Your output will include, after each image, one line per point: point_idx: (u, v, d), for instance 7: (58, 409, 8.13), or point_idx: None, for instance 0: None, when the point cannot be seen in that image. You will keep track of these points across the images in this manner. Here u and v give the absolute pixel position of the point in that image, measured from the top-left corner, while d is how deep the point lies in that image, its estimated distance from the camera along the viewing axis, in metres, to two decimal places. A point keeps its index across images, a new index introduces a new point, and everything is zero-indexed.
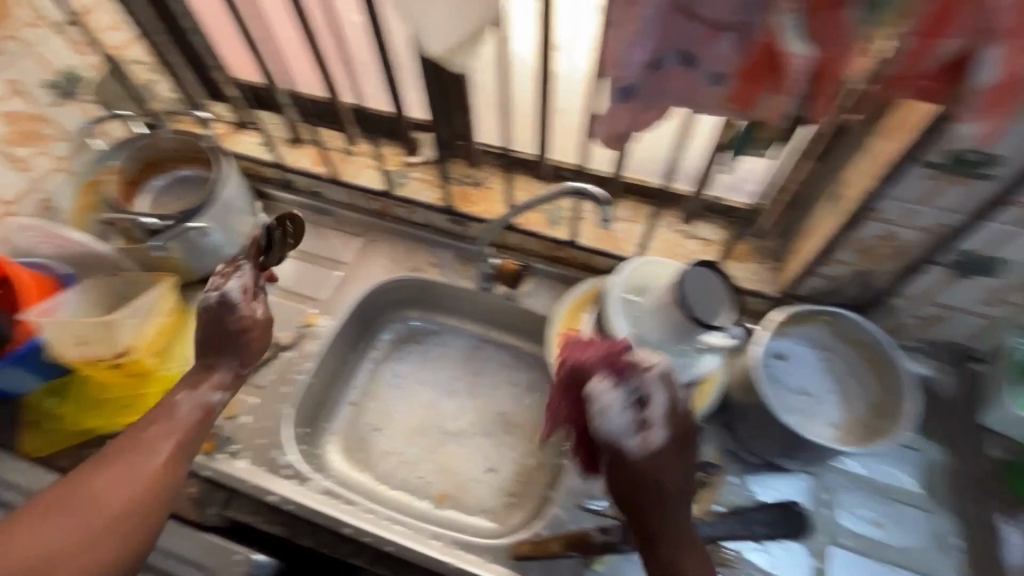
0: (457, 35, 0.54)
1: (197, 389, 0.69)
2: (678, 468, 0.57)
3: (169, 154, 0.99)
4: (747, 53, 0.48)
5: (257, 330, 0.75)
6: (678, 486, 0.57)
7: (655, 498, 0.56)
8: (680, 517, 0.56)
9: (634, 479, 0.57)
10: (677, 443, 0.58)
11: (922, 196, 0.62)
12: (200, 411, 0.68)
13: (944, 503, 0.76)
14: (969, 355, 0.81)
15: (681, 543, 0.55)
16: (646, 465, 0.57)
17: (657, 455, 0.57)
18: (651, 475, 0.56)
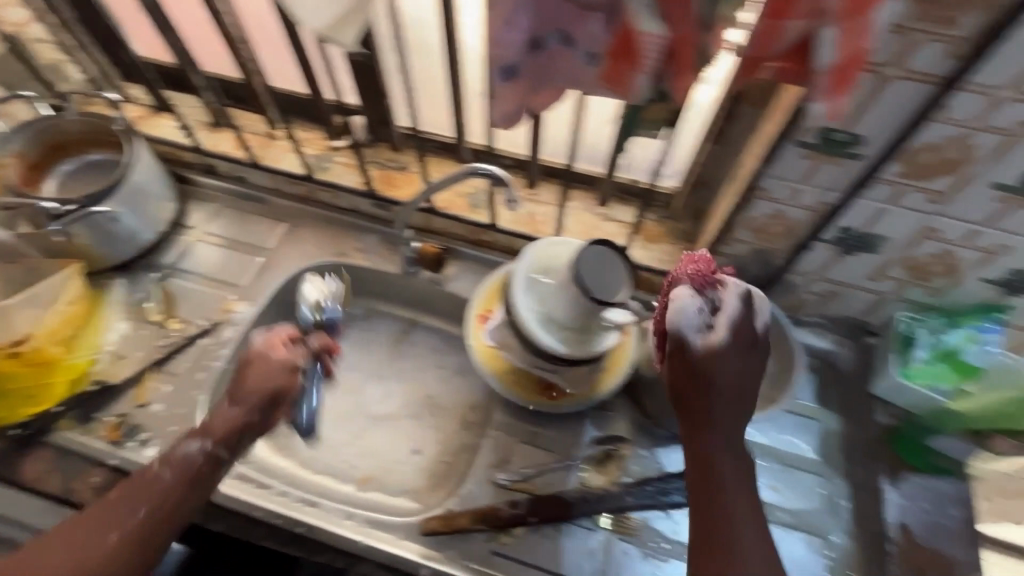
0: (337, 14, 0.53)
1: (176, 444, 0.68)
2: (740, 375, 0.57)
3: (75, 137, 0.96)
4: (615, 32, 0.50)
5: (279, 376, 0.72)
6: (732, 392, 0.56)
7: (711, 397, 0.56)
8: (731, 420, 0.57)
9: (695, 381, 0.56)
10: (739, 349, 0.57)
11: (802, 174, 0.65)
12: (176, 468, 0.66)
13: (837, 467, 0.80)
14: (866, 329, 0.86)
15: (730, 445, 0.56)
16: (708, 368, 0.56)
17: (722, 356, 0.56)
18: (710, 379, 0.56)
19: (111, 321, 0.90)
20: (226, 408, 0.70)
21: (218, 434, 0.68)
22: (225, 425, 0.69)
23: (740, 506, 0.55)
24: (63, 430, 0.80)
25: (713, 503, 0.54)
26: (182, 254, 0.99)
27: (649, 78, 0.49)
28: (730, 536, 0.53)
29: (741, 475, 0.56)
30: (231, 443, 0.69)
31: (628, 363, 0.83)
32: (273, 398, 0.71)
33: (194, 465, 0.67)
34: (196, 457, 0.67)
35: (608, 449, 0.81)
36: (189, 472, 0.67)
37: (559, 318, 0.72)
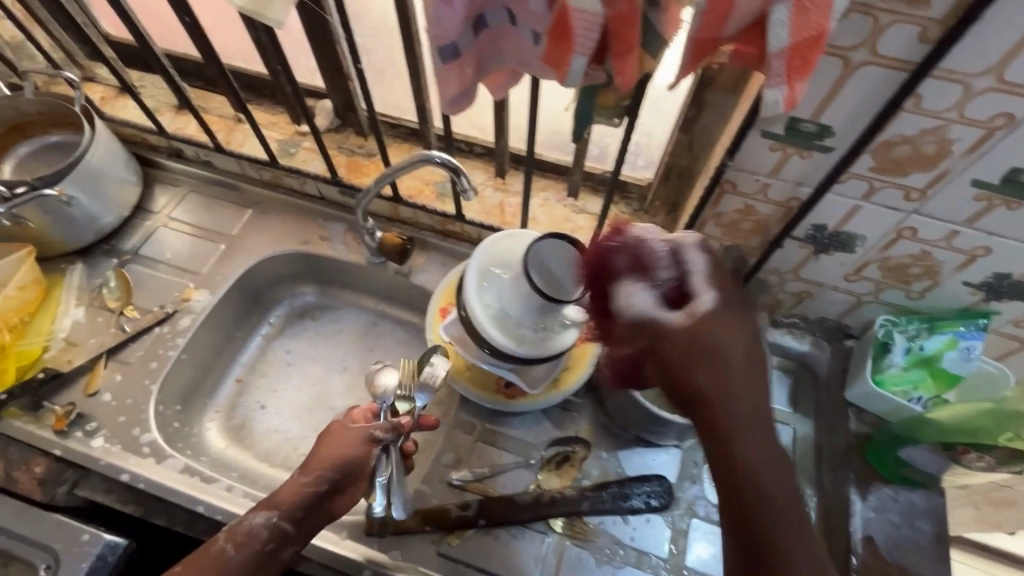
0: None
1: (239, 519, 0.64)
2: (744, 338, 0.46)
3: (34, 118, 0.93)
4: (555, 10, 0.46)
5: (352, 446, 0.67)
6: (731, 346, 0.45)
7: (708, 369, 0.45)
8: (747, 381, 0.45)
9: (671, 342, 0.46)
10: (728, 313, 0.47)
11: (771, 167, 0.61)
12: (248, 541, 0.63)
13: (804, 475, 0.77)
14: (843, 332, 0.82)
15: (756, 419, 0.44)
16: (690, 339, 0.45)
17: (711, 324, 0.46)
18: (698, 346, 0.45)
19: (67, 307, 0.87)
20: (298, 478, 0.66)
21: (287, 506, 0.65)
22: (290, 499, 0.65)
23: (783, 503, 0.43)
24: (8, 418, 0.77)
25: (738, 496, 0.44)
26: (143, 240, 0.96)
27: (586, 59, 0.44)
28: (769, 532, 0.43)
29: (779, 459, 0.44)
30: (299, 518, 0.65)
31: (590, 362, 0.79)
32: (340, 473, 0.67)
33: (259, 539, 0.64)
34: (262, 531, 0.64)
35: (566, 452, 0.78)
36: (254, 551, 0.63)
37: (509, 313, 0.69)
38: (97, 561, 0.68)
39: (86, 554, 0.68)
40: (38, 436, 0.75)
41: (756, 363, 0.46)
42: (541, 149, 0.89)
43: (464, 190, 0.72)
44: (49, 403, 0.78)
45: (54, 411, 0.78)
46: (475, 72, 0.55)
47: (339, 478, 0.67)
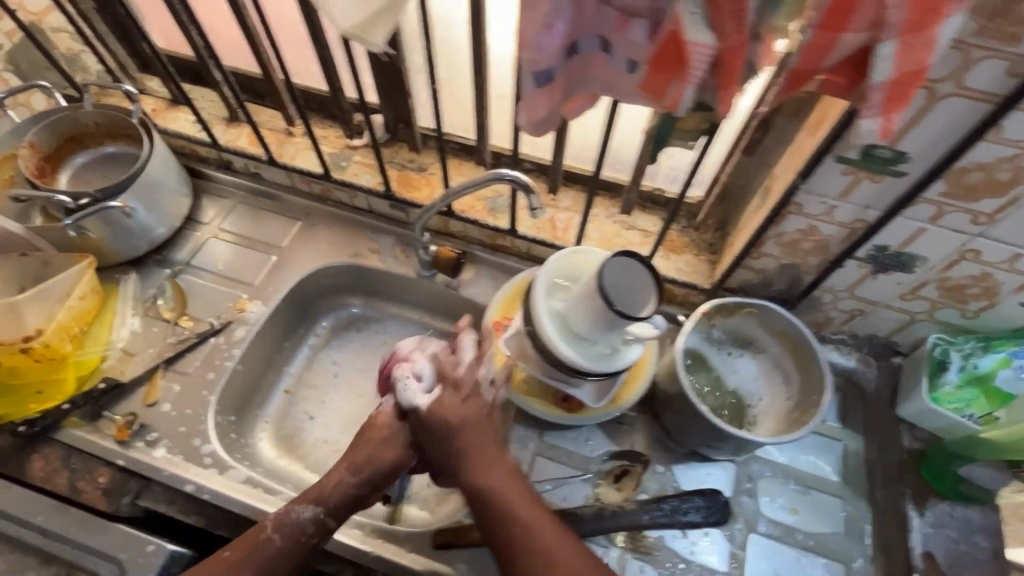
0: (365, 11, 0.51)
1: (286, 509, 0.67)
2: (475, 412, 0.69)
3: (91, 130, 0.95)
4: (657, 40, 0.48)
5: (388, 445, 0.70)
6: (479, 432, 0.68)
7: (448, 440, 0.67)
8: (478, 458, 0.67)
9: (440, 449, 0.68)
10: (461, 402, 0.70)
11: (840, 191, 0.63)
12: (294, 531, 0.66)
13: (857, 490, 0.78)
14: (892, 349, 0.84)
15: (490, 491, 0.65)
16: (444, 425, 0.67)
17: (472, 413, 0.69)
18: (448, 437, 0.67)
19: (124, 317, 0.88)
20: (340, 471, 0.69)
21: (332, 503, 0.67)
22: (335, 493, 0.68)
23: (527, 517, 0.63)
24: (69, 428, 0.78)
25: (526, 556, 0.61)
26: (194, 251, 0.97)
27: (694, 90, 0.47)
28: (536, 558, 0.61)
29: (511, 499, 0.64)
30: (341, 514, 0.68)
31: (647, 376, 0.80)
32: (377, 471, 0.69)
33: (305, 533, 0.67)
34: (307, 525, 0.67)
35: (625, 464, 0.79)
36: (298, 542, 0.66)
37: (578, 331, 0.70)
38: (164, 572, 0.68)
39: (153, 565, 0.69)
40: (100, 446, 0.76)
41: (485, 427, 0.69)
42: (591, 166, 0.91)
43: (532, 209, 0.73)
44: (110, 413, 0.79)
45: (115, 422, 0.78)
46: (564, 94, 0.57)
47: (377, 475, 0.70)
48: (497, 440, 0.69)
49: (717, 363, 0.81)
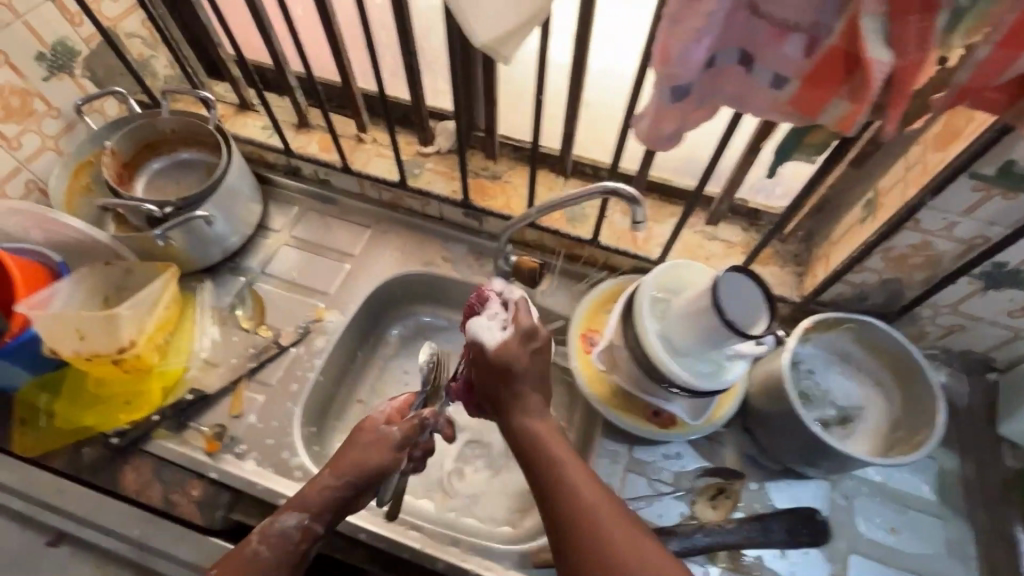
0: (507, 25, 0.49)
1: (271, 519, 0.64)
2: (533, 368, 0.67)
3: (167, 137, 0.94)
4: (814, 56, 0.46)
5: (371, 449, 0.67)
6: (533, 381, 0.67)
7: (505, 380, 0.66)
8: (532, 409, 0.66)
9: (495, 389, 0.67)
10: (527, 354, 0.66)
11: (965, 207, 0.61)
12: (279, 543, 0.63)
13: (958, 510, 0.76)
14: (987, 365, 0.82)
15: (541, 448, 0.62)
16: (506, 369, 0.65)
17: (535, 361, 0.67)
18: (506, 380, 0.66)
19: (203, 327, 0.87)
20: (323, 476, 0.66)
21: (316, 508, 0.64)
22: (318, 501, 0.65)
23: (579, 481, 0.59)
24: (159, 439, 0.77)
25: (577, 521, 0.56)
26: (266, 259, 0.96)
27: (850, 104, 0.48)
28: (587, 528, 0.56)
29: (561, 462, 0.60)
30: (327, 517, 0.65)
31: (739, 391, 0.80)
32: (360, 479, 0.66)
33: (293, 542, 0.64)
34: (293, 534, 0.64)
35: (721, 483, 0.77)
36: (287, 552, 0.63)
37: (686, 347, 0.69)
38: None
39: None
40: (191, 459, 0.75)
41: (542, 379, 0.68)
42: (672, 174, 0.89)
43: (633, 221, 0.71)
44: (197, 424, 0.78)
45: (203, 433, 0.78)
46: (696, 109, 0.54)
47: (360, 481, 0.66)
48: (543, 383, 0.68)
49: (816, 379, 0.79)
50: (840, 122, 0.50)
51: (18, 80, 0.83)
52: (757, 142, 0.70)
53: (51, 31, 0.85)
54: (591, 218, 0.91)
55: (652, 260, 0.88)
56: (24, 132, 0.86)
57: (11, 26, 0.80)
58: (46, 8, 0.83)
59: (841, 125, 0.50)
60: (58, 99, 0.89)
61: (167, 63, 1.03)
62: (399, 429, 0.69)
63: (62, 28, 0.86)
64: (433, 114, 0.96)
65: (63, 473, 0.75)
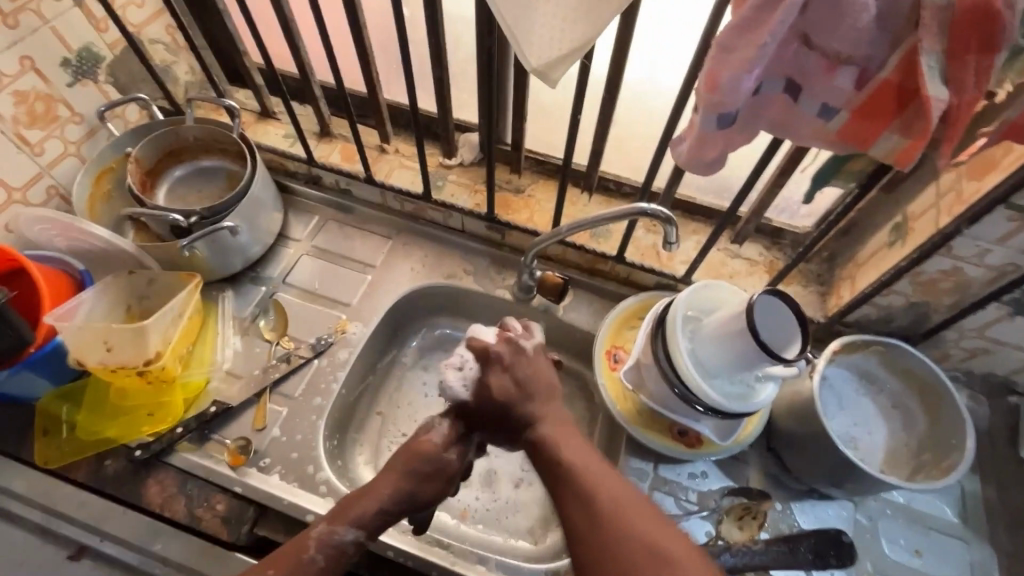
0: (561, 49, 0.49)
1: (331, 528, 0.61)
2: (523, 379, 0.68)
3: (190, 144, 0.94)
4: (865, 89, 0.46)
5: (429, 483, 0.66)
6: (530, 393, 0.67)
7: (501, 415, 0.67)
8: (548, 416, 0.66)
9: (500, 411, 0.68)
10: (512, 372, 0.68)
11: (999, 236, 0.62)
12: (332, 554, 0.60)
13: (980, 533, 0.77)
14: (1008, 388, 0.82)
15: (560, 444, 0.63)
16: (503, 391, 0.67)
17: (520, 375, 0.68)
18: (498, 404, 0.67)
19: (225, 337, 0.87)
20: (380, 492, 0.64)
21: (372, 525, 0.62)
22: (375, 518, 0.62)
23: (594, 479, 0.57)
24: (182, 452, 0.76)
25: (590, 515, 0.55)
26: (288, 269, 0.95)
27: (900, 136, 0.48)
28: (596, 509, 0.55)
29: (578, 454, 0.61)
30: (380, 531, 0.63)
31: (764, 413, 0.80)
32: (413, 505, 0.65)
33: (346, 553, 0.61)
34: (349, 547, 0.61)
35: (747, 503, 0.77)
36: (338, 565, 0.60)
37: (718, 368, 0.69)
38: None
39: None
40: (216, 473, 0.75)
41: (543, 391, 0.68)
42: (695, 192, 0.89)
43: (665, 242, 0.71)
44: (221, 437, 0.78)
45: (227, 446, 0.78)
46: (739, 138, 0.54)
47: (412, 506, 0.66)
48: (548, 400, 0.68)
49: (841, 400, 0.79)
50: (888, 156, 0.51)
51: (44, 86, 0.82)
52: (788, 166, 0.70)
53: (77, 37, 0.84)
54: (616, 234, 0.91)
55: (676, 277, 0.88)
56: (47, 138, 0.85)
57: (39, 32, 0.79)
58: (73, 15, 0.82)
59: (896, 160, 0.50)
60: (81, 105, 0.88)
61: (188, 69, 1.02)
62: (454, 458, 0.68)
63: (87, 34, 0.86)
64: (457, 126, 0.95)
65: (85, 485, 0.74)
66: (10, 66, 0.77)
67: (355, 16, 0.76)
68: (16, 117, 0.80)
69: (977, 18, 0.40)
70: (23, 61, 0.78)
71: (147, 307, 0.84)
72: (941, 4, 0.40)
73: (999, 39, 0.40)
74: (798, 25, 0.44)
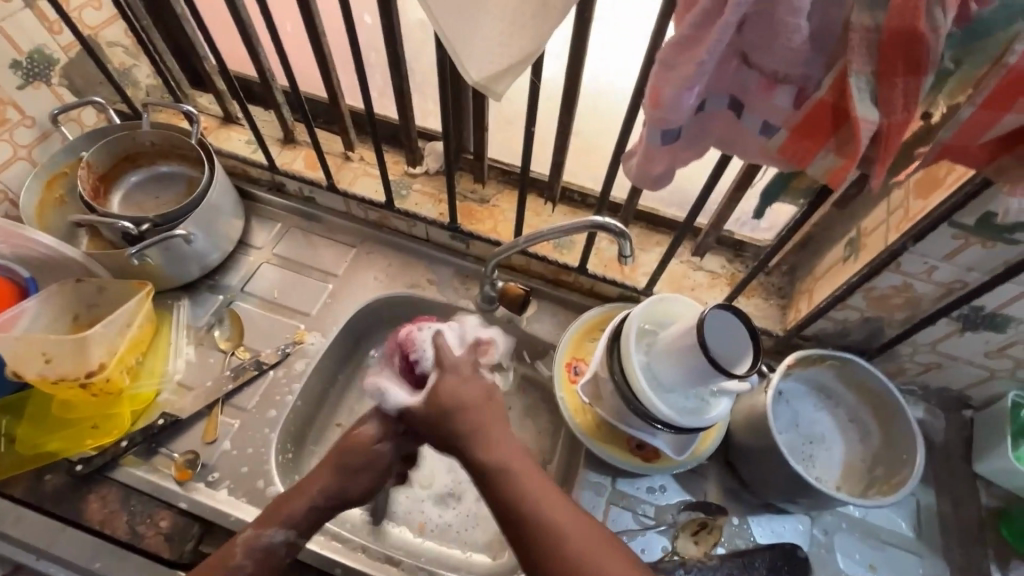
0: (501, 63, 0.48)
1: (255, 530, 0.62)
2: (477, 397, 0.62)
3: (147, 149, 0.92)
4: (803, 108, 0.47)
5: (359, 476, 0.65)
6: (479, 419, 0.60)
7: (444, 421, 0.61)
8: (492, 440, 0.59)
9: (449, 433, 0.60)
10: (465, 383, 0.63)
11: (945, 253, 0.62)
12: (262, 556, 0.61)
13: (935, 547, 0.77)
14: (963, 403, 0.83)
15: (513, 487, 0.55)
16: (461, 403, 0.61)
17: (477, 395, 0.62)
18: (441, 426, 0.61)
19: (178, 347, 0.85)
20: (310, 490, 0.64)
21: (302, 524, 0.63)
22: (305, 517, 0.63)
23: (546, 500, 0.54)
24: (127, 467, 0.74)
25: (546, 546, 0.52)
26: (248, 277, 0.93)
27: (834, 156, 0.48)
28: (556, 546, 0.52)
29: (546, 503, 0.54)
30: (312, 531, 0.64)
31: (722, 428, 0.79)
32: (345, 501, 0.65)
33: (276, 556, 0.62)
34: (279, 549, 0.62)
35: (703, 518, 0.76)
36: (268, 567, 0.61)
37: (672, 382, 0.69)
38: None
39: None
40: (161, 488, 0.73)
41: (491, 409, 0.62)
42: (660, 204, 0.89)
43: (621, 254, 0.71)
44: (169, 451, 0.76)
45: (174, 460, 0.76)
46: (684, 154, 0.54)
47: (344, 503, 0.65)
48: (492, 418, 0.61)
49: (798, 414, 0.80)
50: (825, 175, 0.51)
51: None
52: (742, 180, 0.70)
53: (29, 39, 0.82)
54: (580, 245, 0.90)
55: (639, 289, 0.88)
56: None
57: None
58: (24, 16, 0.80)
59: (830, 179, 0.50)
60: (33, 109, 0.86)
61: (149, 73, 1.00)
62: (388, 447, 0.67)
63: (40, 36, 0.83)
64: (421, 134, 0.94)
65: (24, 501, 0.72)
66: None
67: (312, 23, 0.75)
68: None
69: (903, 40, 0.40)
70: None
71: (97, 316, 0.81)
72: (870, 26, 0.40)
73: (923, 60, 0.40)
74: (735, 43, 0.44)
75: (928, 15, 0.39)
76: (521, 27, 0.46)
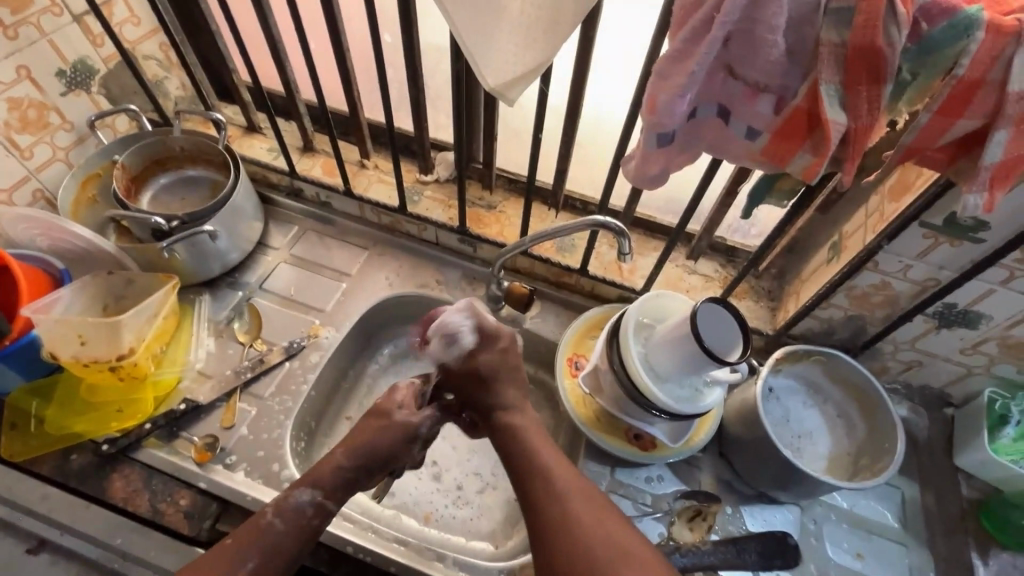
0: (514, 72, 0.54)
1: (285, 493, 0.65)
2: (506, 361, 0.74)
3: (176, 154, 0.98)
4: (782, 114, 0.52)
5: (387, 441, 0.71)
6: (503, 378, 0.73)
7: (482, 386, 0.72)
8: (521, 407, 0.71)
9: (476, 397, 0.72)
10: (497, 352, 0.74)
11: (918, 252, 0.68)
12: (293, 517, 0.63)
13: (918, 537, 0.80)
14: (944, 401, 0.88)
15: (531, 451, 0.66)
16: (480, 372, 0.72)
17: (496, 357, 0.73)
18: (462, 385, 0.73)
19: (199, 339, 0.90)
20: (335, 457, 0.69)
21: (328, 483, 0.66)
22: (333, 477, 0.67)
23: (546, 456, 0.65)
24: (148, 448, 0.78)
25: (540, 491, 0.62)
26: (265, 275, 0.98)
27: (810, 155, 0.54)
28: (548, 494, 0.61)
29: (559, 474, 0.63)
30: (339, 495, 0.67)
31: (715, 421, 0.84)
32: (371, 460, 0.70)
33: (305, 516, 0.64)
34: (307, 509, 0.64)
35: (697, 505, 0.80)
36: (299, 525, 0.64)
37: (668, 372, 0.73)
38: None
39: None
40: (181, 468, 0.77)
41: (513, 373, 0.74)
42: (655, 212, 0.95)
43: (620, 253, 0.76)
44: (189, 434, 0.80)
45: (194, 443, 0.79)
46: (676, 156, 0.59)
47: (373, 463, 0.70)
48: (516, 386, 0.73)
49: (787, 407, 0.84)
50: (803, 174, 0.56)
51: (37, 94, 0.86)
52: (733, 186, 0.76)
53: (74, 51, 0.89)
54: (581, 249, 0.96)
55: (636, 291, 0.93)
56: (38, 143, 0.88)
57: (37, 44, 0.84)
58: (71, 30, 0.87)
59: (805, 176, 0.55)
60: (72, 114, 0.92)
61: (179, 84, 1.07)
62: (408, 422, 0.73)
63: (84, 48, 0.90)
64: (434, 145, 1.01)
65: (51, 479, 0.76)
66: (6, 73, 0.81)
67: (338, 40, 0.82)
68: (8, 122, 0.84)
69: (865, 54, 0.46)
70: (20, 69, 0.83)
71: (124, 308, 0.86)
72: (836, 41, 0.47)
73: (883, 72, 0.47)
74: (722, 56, 0.50)
75: (885, 32, 0.45)
76: (534, 39, 0.52)
